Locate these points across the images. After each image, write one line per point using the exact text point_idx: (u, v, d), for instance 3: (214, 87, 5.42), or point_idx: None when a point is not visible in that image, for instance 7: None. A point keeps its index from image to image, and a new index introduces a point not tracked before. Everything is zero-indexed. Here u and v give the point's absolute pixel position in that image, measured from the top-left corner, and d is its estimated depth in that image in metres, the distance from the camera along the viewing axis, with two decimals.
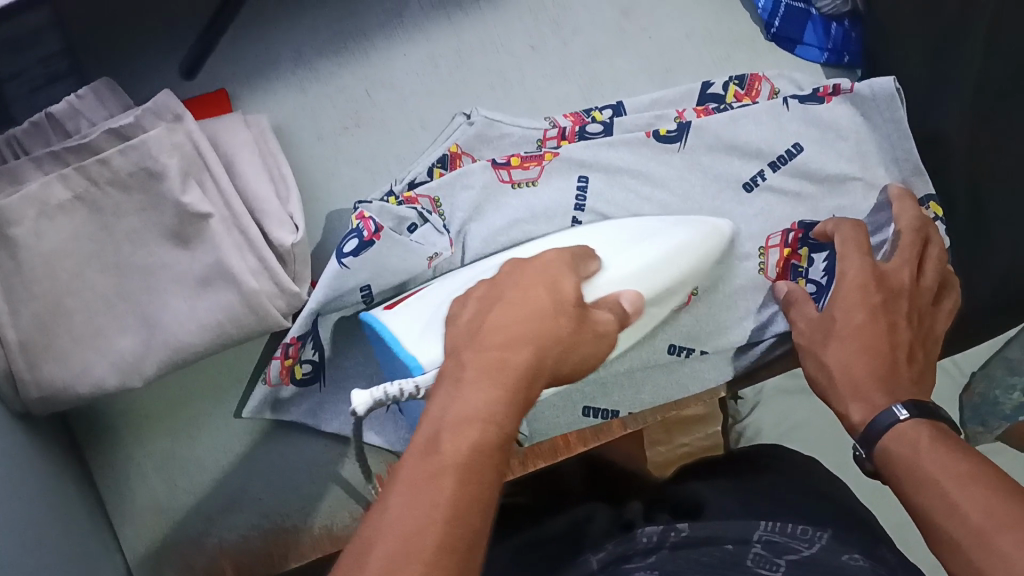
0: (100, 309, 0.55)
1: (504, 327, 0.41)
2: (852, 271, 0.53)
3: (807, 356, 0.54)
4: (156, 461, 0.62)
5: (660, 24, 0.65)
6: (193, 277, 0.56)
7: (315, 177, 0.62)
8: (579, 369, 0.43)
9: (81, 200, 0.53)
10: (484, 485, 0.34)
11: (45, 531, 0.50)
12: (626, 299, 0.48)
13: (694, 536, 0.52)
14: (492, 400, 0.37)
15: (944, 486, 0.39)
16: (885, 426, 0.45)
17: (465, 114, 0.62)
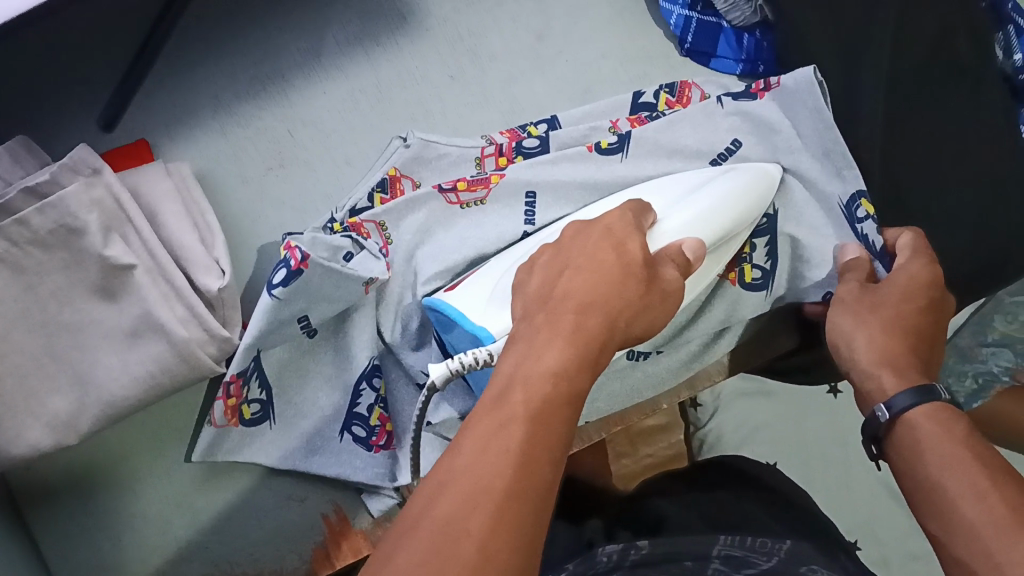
0: (30, 369, 0.54)
1: (588, 289, 0.41)
2: (902, 279, 0.53)
3: (837, 317, 0.53)
4: (101, 520, 0.60)
5: (577, 45, 0.66)
6: (123, 330, 0.56)
7: (243, 221, 0.61)
8: (648, 332, 0.44)
9: (3, 260, 0.52)
10: (556, 436, 0.34)
11: None
12: (689, 247, 0.49)
13: (655, 555, 0.51)
14: (565, 361, 0.37)
15: (960, 485, 0.41)
16: (899, 411, 0.46)
17: (402, 137, 0.62)
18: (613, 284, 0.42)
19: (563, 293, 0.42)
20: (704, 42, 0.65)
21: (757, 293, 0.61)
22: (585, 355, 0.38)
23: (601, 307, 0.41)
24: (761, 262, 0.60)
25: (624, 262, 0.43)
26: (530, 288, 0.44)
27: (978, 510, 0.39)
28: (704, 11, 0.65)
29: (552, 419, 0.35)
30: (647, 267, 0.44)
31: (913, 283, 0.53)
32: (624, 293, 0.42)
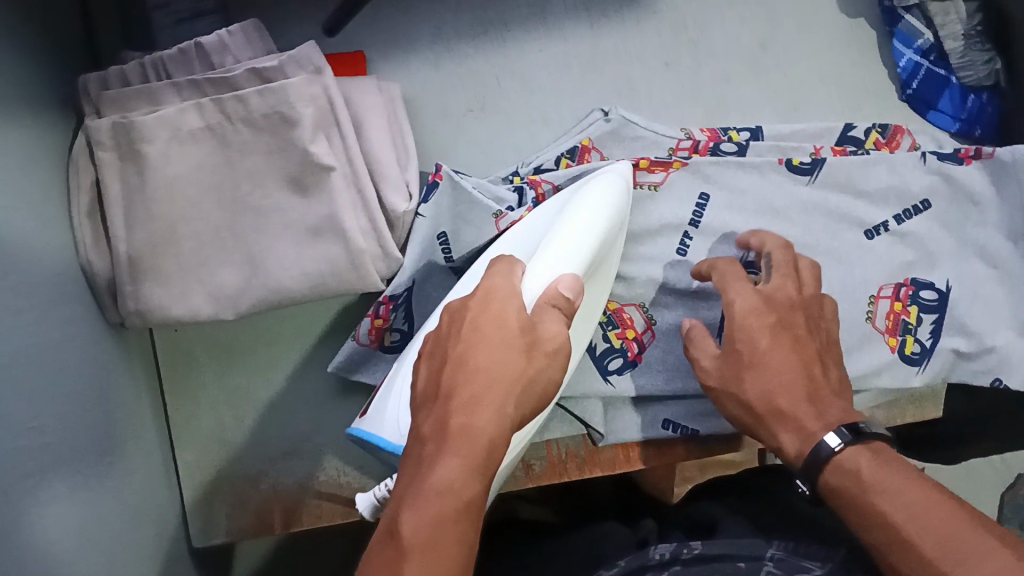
0: (210, 240, 0.56)
1: (481, 377, 0.39)
2: (746, 299, 0.52)
3: (728, 400, 0.51)
4: (230, 395, 0.63)
5: (796, 64, 0.66)
6: (305, 225, 0.57)
7: (433, 152, 0.63)
8: (543, 399, 0.42)
9: (212, 130, 0.55)
10: (450, 539, 0.34)
11: (110, 451, 0.52)
12: (566, 285, 0.46)
13: (705, 554, 0.52)
14: (461, 474, 0.36)
15: (903, 519, 0.40)
16: (825, 458, 0.44)
17: (604, 110, 0.62)
18: (502, 363, 0.39)
19: (471, 369, 0.39)
20: (928, 91, 0.64)
21: (908, 367, 0.60)
22: (483, 466, 0.37)
23: (493, 398, 0.39)
24: (922, 338, 0.60)
25: (507, 334, 0.41)
26: (418, 387, 0.41)
27: (931, 535, 0.39)
28: (937, 62, 0.64)
29: (444, 543, 0.34)
30: (529, 332, 0.42)
31: (784, 313, 0.51)
32: (525, 367, 0.40)
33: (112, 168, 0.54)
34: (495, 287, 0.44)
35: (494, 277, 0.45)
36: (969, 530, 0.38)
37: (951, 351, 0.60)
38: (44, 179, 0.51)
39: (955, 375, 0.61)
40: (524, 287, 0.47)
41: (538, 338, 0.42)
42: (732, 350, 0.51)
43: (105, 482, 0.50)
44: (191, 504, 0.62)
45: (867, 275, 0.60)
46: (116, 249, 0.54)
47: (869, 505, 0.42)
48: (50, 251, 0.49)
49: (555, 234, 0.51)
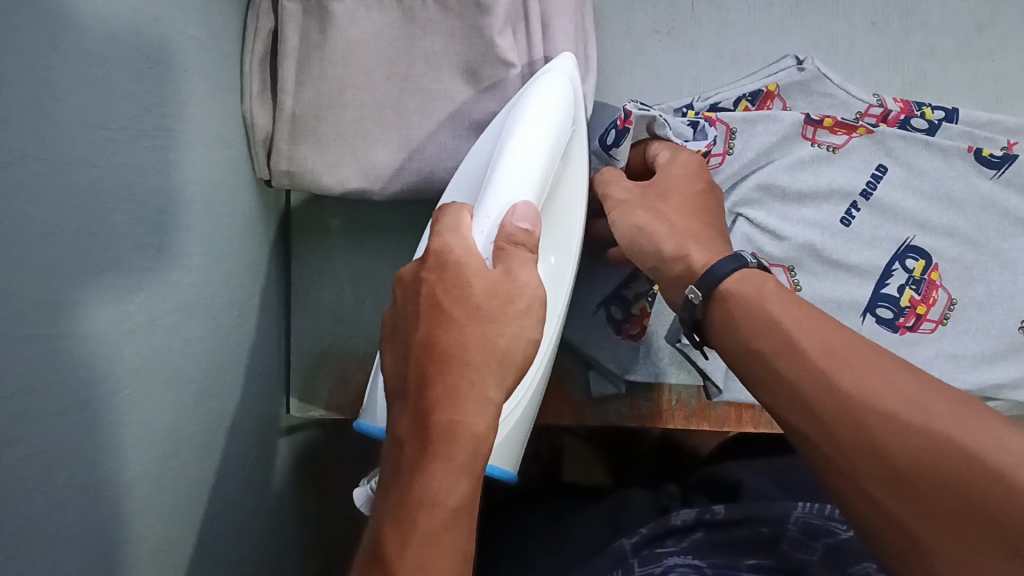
0: (373, 114, 0.55)
1: (450, 367, 0.36)
2: (679, 167, 0.50)
3: (631, 212, 0.49)
4: (355, 273, 0.62)
5: (1013, 51, 0.62)
6: (472, 118, 0.56)
7: (608, 70, 0.61)
8: (420, 353, 0.37)
9: (399, 2, 0.53)
10: (446, 554, 0.35)
11: (232, 310, 0.52)
12: (522, 215, 0.42)
13: (730, 519, 0.53)
14: (442, 483, 0.35)
15: (800, 333, 0.38)
16: (718, 278, 0.43)
17: (797, 57, 0.58)
18: (476, 339, 0.37)
19: (438, 358, 0.36)
20: None
21: None
22: (469, 463, 0.36)
23: (472, 390, 0.36)
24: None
25: (472, 306, 0.37)
26: (387, 379, 0.39)
27: (828, 349, 0.37)
28: None
29: (436, 559, 0.34)
30: (504, 291, 0.38)
31: (686, 171, 0.50)
32: (500, 339, 0.37)
33: (294, 19, 0.53)
34: (449, 246, 0.39)
35: (440, 232, 0.41)
36: (881, 364, 0.35)
37: None
38: (220, 22, 0.50)
39: None
40: (476, 221, 0.43)
41: (511, 293, 0.38)
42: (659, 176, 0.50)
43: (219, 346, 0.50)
44: (298, 370, 0.62)
45: None
46: (282, 104, 0.54)
47: (761, 310, 0.40)
48: (212, 100, 0.49)
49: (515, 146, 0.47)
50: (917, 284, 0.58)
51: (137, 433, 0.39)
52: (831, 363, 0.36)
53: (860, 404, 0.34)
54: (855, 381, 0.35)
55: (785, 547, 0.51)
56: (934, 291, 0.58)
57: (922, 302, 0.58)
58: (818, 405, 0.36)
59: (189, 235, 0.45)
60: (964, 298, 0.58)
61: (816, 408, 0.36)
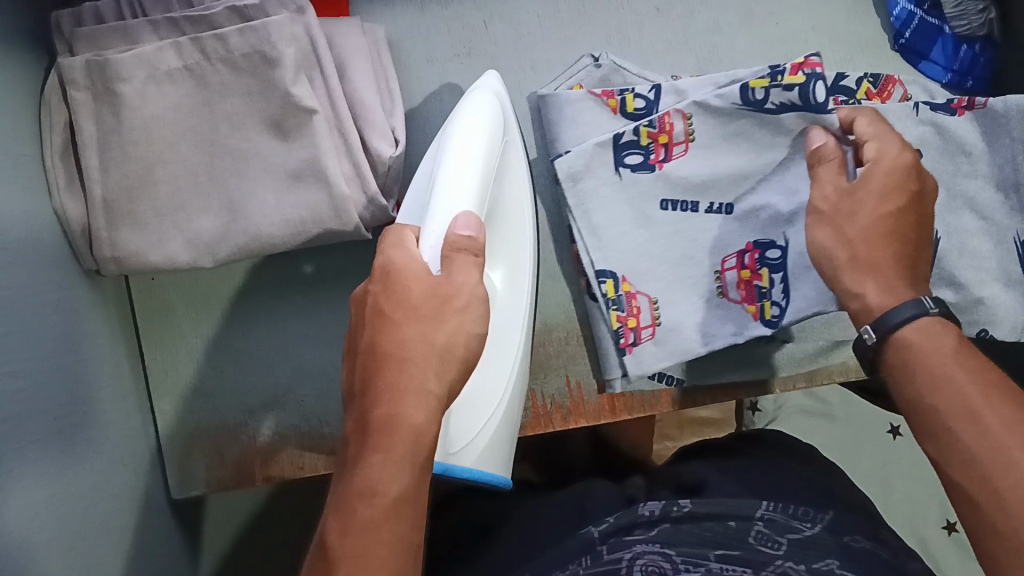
0: (187, 186, 0.55)
1: (391, 364, 0.39)
2: (881, 171, 0.50)
3: (819, 228, 0.52)
4: (212, 346, 0.62)
5: (789, 14, 0.67)
6: (285, 170, 0.56)
7: (417, 101, 0.63)
8: (369, 356, 0.40)
9: (189, 71, 0.53)
10: (387, 546, 0.36)
11: (83, 397, 0.51)
12: (463, 224, 0.46)
13: (696, 512, 0.54)
14: (383, 471, 0.37)
15: (977, 391, 0.42)
16: (893, 323, 0.47)
17: (593, 56, 0.63)
18: (415, 336, 0.40)
19: (380, 358, 0.39)
20: (920, 42, 0.66)
21: None
22: (410, 453, 0.38)
23: (412, 382, 0.39)
24: None
25: (412, 309, 0.41)
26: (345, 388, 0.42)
27: (970, 409, 0.42)
28: (930, 11, 0.66)
29: (373, 546, 0.35)
30: (441, 292, 0.42)
31: (891, 172, 0.50)
32: (439, 335, 0.40)
33: (86, 108, 0.52)
34: (393, 260, 0.43)
35: (381, 250, 0.44)
36: None
37: None
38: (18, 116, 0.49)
39: None
40: (424, 233, 0.46)
41: (447, 296, 0.42)
42: (857, 183, 0.51)
43: (72, 437, 0.49)
44: (170, 455, 0.61)
45: None
46: (90, 192, 0.53)
47: (944, 373, 0.43)
48: (19, 192, 0.48)
49: (449, 162, 0.50)
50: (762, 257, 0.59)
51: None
52: (1008, 434, 0.40)
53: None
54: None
55: (751, 540, 0.51)
56: None
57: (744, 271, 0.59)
58: (989, 466, 0.40)
59: (15, 333, 0.45)
60: None
61: (985, 467, 0.40)
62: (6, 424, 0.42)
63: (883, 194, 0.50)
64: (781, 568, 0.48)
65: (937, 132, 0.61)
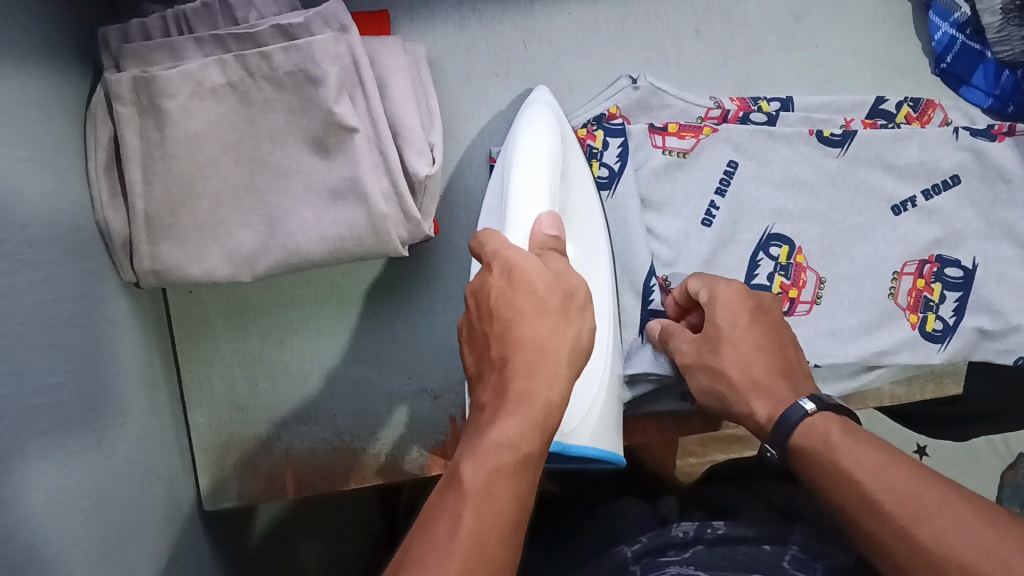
0: (228, 200, 0.55)
1: (527, 353, 0.39)
2: (731, 294, 0.53)
3: (697, 375, 0.54)
4: (247, 359, 0.63)
5: (829, 37, 0.67)
6: (325, 187, 0.56)
7: (456, 119, 0.64)
8: (502, 338, 0.40)
9: (233, 88, 0.54)
10: (508, 501, 0.36)
11: (122, 412, 0.52)
12: (548, 224, 0.46)
13: (728, 535, 0.54)
14: (513, 428, 0.38)
15: (868, 479, 0.44)
16: (789, 426, 0.48)
17: (630, 77, 0.63)
18: (548, 331, 0.40)
19: (516, 344, 0.40)
20: (962, 66, 0.66)
21: (930, 344, 0.61)
22: (542, 423, 0.39)
23: (546, 364, 0.40)
24: (945, 315, 0.61)
25: (542, 303, 0.41)
26: (471, 368, 0.43)
27: (866, 500, 0.43)
28: (972, 36, 0.65)
29: (500, 493, 0.36)
30: (562, 286, 0.42)
31: (729, 303, 0.53)
32: (566, 334, 0.41)
33: (131, 122, 0.52)
34: (511, 260, 0.42)
35: (490, 248, 0.43)
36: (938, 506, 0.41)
37: (974, 331, 0.61)
38: (63, 130, 0.50)
39: (978, 354, 0.61)
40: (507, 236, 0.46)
41: (569, 290, 0.42)
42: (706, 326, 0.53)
43: (113, 450, 0.50)
44: (203, 466, 0.62)
45: (892, 254, 0.61)
46: (133, 207, 0.53)
47: (835, 465, 0.45)
48: (65, 205, 0.49)
49: (524, 145, 0.51)
50: (785, 269, 0.60)
51: (27, 555, 0.39)
52: (906, 516, 0.41)
53: (941, 555, 0.39)
54: (932, 535, 0.40)
55: (788, 564, 0.51)
56: (802, 273, 0.60)
57: (793, 286, 0.60)
58: (900, 554, 0.41)
59: (60, 350, 0.45)
60: (831, 275, 0.61)
61: (896, 555, 0.41)
62: (50, 440, 0.42)
63: (711, 323, 0.53)
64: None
65: (977, 160, 0.62)
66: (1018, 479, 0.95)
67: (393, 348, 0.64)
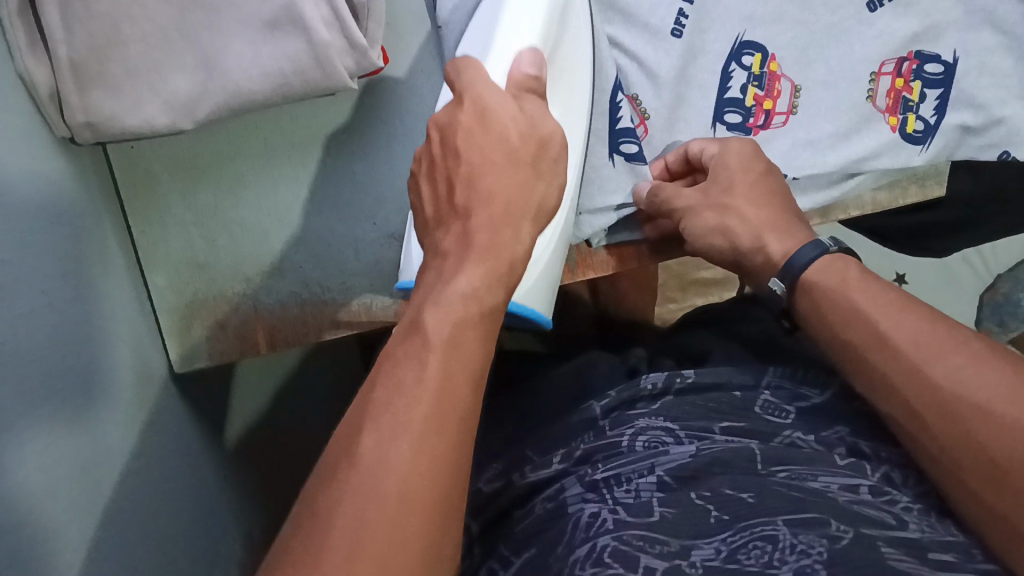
0: (158, 41, 0.51)
1: (497, 203, 0.42)
2: (741, 147, 0.58)
3: (697, 219, 0.57)
4: (201, 216, 0.60)
5: None
6: (260, 20, 0.53)
7: None
8: (473, 175, 0.42)
9: None
10: (469, 351, 0.37)
11: (81, 277, 0.50)
12: (527, 63, 0.50)
13: (700, 384, 0.58)
14: (476, 279, 0.39)
15: (884, 319, 0.48)
16: (801, 267, 0.53)
17: None
18: (516, 184, 0.43)
19: (486, 192, 0.42)
20: None
21: (913, 147, 0.62)
22: (505, 273, 0.41)
23: (514, 219, 0.42)
24: (926, 114, 0.62)
25: (514, 153, 0.43)
26: (430, 213, 0.44)
27: (878, 338, 0.48)
28: None
29: (465, 346, 0.37)
30: (535, 133, 0.45)
31: (742, 156, 0.58)
32: (530, 194, 0.43)
33: None
34: (482, 96, 0.45)
35: (463, 80, 0.46)
36: (958, 351, 0.46)
37: (958, 127, 0.62)
38: None
39: (962, 151, 0.63)
40: (490, 68, 0.51)
41: (543, 138, 0.45)
42: (715, 172, 0.57)
43: (76, 316, 0.48)
44: (170, 328, 0.60)
45: (869, 53, 0.62)
46: (55, 55, 0.47)
47: (847, 301, 0.50)
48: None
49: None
50: (759, 80, 0.61)
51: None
52: (921, 354, 0.46)
53: (951, 390, 0.45)
54: (947, 374, 0.45)
55: (759, 410, 0.55)
56: (777, 82, 0.61)
57: (768, 97, 0.61)
58: (908, 388, 0.47)
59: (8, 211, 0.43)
60: (805, 83, 0.62)
61: (908, 395, 0.47)
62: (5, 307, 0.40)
63: (726, 169, 0.57)
64: (790, 438, 0.53)
65: None
66: (998, 298, 0.98)
67: (355, 193, 0.62)
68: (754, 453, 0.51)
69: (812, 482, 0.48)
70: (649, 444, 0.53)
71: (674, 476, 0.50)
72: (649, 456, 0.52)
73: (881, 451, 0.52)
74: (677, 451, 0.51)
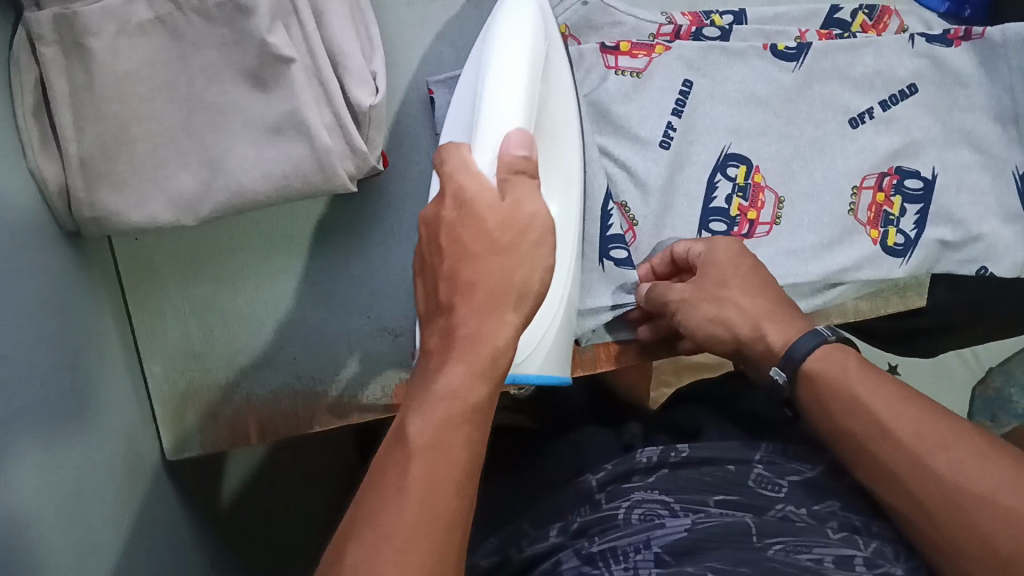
0: (165, 142, 0.53)
1: (477, 294, 0.40)
2: (725, 244, 0.60)
3: (693, 312, 0.58)
4: (200, 306, 0.61)
5: None
6: (264, 123, 0.54)
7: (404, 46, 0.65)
8: (454, 283, 0.40)
9: (163, 23, 0.50)
10: (456, 455, 0.37)
11: (83, 364, 0.52)
12: (517, 144, 0.46)
13: (693, 457, 0.57)
14: (458, 379, 0.38)
15: (888, 412, 0.49)
16: (800, 357, 0.53)
17: None
18: (495, 271, 0.40)
19: (465, 288, 0.40)
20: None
21: (893, 260, 0.66)
22: (489, 368, 0.39)
23: (497, 307, 0.40)
24: (904, 229, 0.66)
25: (490, 243, 0.41)
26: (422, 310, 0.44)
27: (881, 430, 0.49)
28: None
29: (449, 446, 0.37)
30: (515, 222, 0.42)
31: (732, 253, 0.59)
32: (516, 271, 0.41)
33: (56, 66, 0.48)
34: (462, 185, 0.43)
35: (448, 169, 0.44)
36: (962, 448, 0.47)
37: (936, 242, 0.66)
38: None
39: (942, 264, 0.67)
40: (478, 153, 0.47)
41: (523, 226, 0.42)
42: (706, 267, 0.59)
43: (76, 401, 0.49)
44: (162, 414, 0.61)
45: (851, 166, 0.66)
46: (66, 153, 0.50)
47: (849, 393, 0.51)
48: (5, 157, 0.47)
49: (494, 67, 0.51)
50: (743, 190, 0.65)
51: None
52: (925, 447, 0.47)
53: (954, 482, 0.46)
54: (949, 466, 0.47)
55: (751, 484, 0.55)
56: (761, 193, 0.65)
57: (752, 208, 0.65)
58: (913, 480, 0.47)
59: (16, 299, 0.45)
60: (789, 194, 0.65)
61: (908, 483, 0.48)
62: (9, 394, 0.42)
63: (717, 264, 0.59)
64: (783, 512, 0.52)
65: (932, 66, 0.67)
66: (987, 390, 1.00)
67: (351, 288, 0.63)
68: (750, 527, 0.50)
69: (807, 554, 0.48)
70: (645, 517, 0.52)
71: (671, 552, 0.49)
72: (644, 529, 0.51)
73: (872, 527, 0.51)
74: (672, 524, 0.51)
